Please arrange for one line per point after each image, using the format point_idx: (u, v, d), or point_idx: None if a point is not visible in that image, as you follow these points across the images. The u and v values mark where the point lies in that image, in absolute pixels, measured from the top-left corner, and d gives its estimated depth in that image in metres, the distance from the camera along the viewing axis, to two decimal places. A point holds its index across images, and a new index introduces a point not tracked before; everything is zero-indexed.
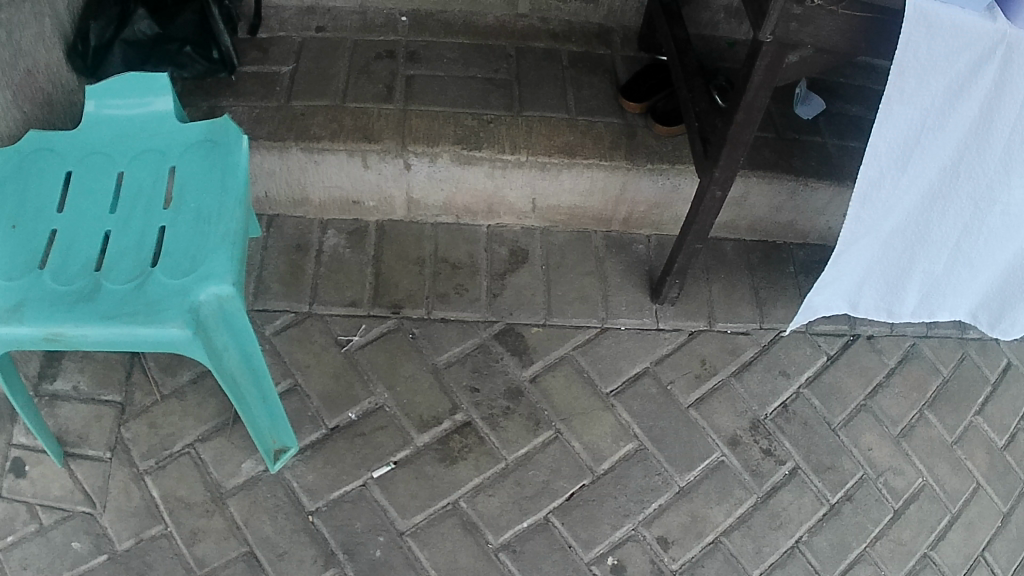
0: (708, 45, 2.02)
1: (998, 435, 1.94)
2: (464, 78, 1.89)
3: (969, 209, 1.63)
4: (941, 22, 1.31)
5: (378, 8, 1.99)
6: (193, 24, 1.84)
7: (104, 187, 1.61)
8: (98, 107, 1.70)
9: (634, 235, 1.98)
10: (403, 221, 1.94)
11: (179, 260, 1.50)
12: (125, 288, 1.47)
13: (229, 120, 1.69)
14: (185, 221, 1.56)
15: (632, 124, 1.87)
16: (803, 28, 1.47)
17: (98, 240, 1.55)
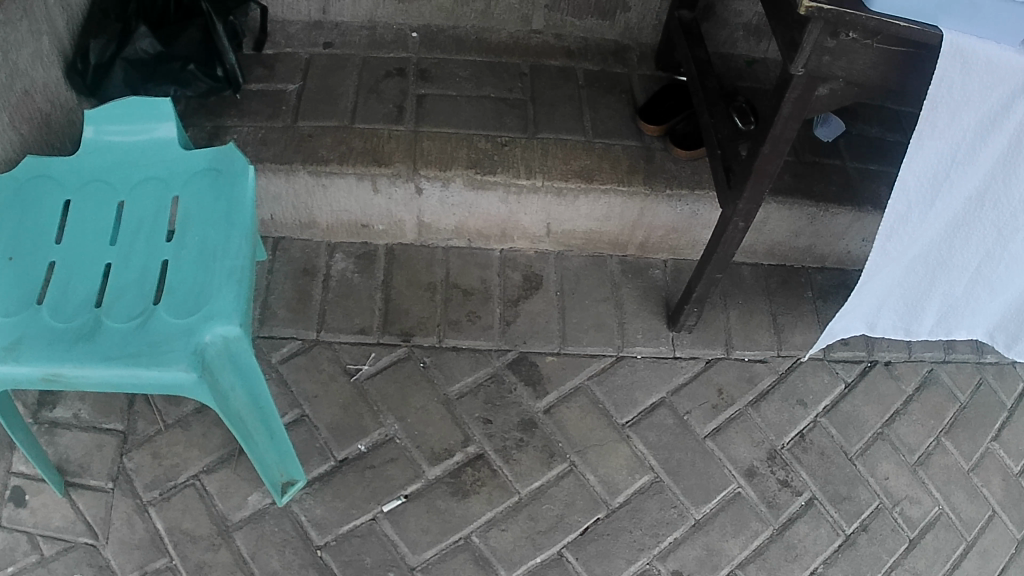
0: (726, 64, 1.99)
1: (1014, 461, 1.91)
2: (477, 97, 1.84)
3: (994, 233, 1.57)
4: (975, 56, 1.25)
5: (387, 23, 1.93)
6: (197, 43, 1.78)
7: (104, 219, 1.57)
8: (96, 133, 1.64)
9: (650, 260, 1.93)
10: (413, 245, 1.88)
11: (183, 299, 1.46)
12: (127, 326, 1.42)
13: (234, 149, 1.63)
14: (189, 257, 1.52)
15: (650, 146, 1.84)
16: (836, 61, 1.42)
17: (99, 275, 1.51)
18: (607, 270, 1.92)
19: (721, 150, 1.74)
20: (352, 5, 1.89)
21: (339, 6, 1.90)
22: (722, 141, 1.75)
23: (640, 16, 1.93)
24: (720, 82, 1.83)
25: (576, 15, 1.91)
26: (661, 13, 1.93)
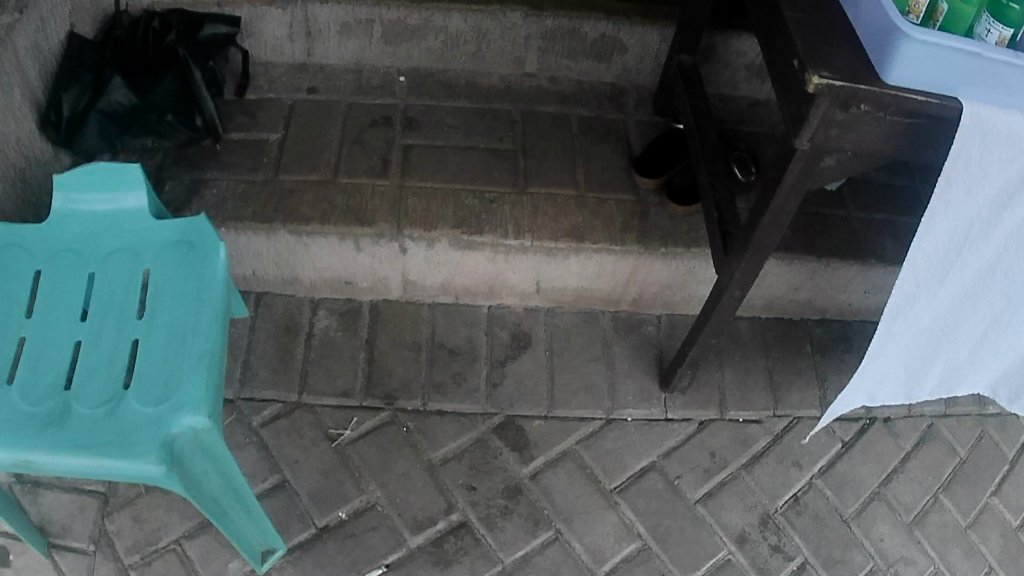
0: (728, 106, 1.91)
1: (1013, 515, 1.85)
2: (465, 148, 1.76)
3: (1003, 304, 1.50)
4: (996, 129, 1.17)
5: (374, 66, 1.87)
6: (173, 92, 1.74)
7: (75, 294, 1.52)
8: (66, 202, 1.60)
9: (643, 316, 1.86)
10: (399, 301, 1.83)
11: (154, 384, 1.40)
12: (94, 411, 1.37)
13: (206, 221, 1.59)
14: (159, 337, 1.47)
15: (645, 201, 1.76)
16: (844, 134, 1.32)
17: (69, 354, 1.46)
18: (599, 327, 1.85)
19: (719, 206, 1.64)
20: (337, 47, 1.84)
21: (325, 49, 1.84)
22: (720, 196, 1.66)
23: (637, 58, 1.86)
24: (720, 131, 1.74)
25: (572, 56, 1.84)
26: (660, 55, 1.85)
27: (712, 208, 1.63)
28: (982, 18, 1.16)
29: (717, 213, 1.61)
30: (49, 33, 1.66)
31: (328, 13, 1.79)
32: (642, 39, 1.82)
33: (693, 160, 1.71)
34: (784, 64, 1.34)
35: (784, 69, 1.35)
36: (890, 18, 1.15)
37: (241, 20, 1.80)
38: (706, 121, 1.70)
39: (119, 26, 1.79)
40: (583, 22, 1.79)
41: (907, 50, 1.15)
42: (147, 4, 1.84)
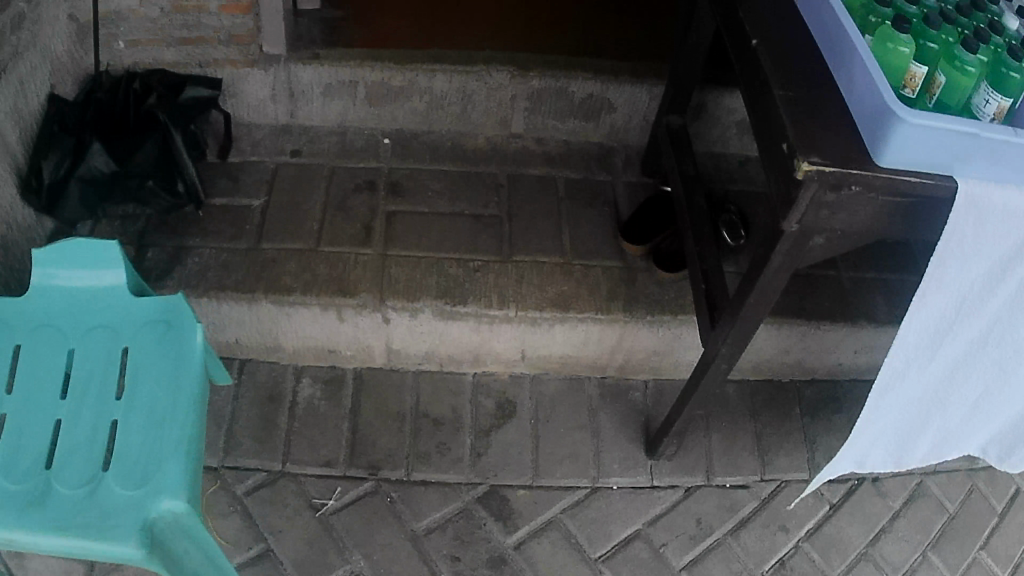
0: (718, 164, 1.88)
1: (1001, 567, 1.83)
2: (450, 214, 1.74)
3: (994, 371, 1.49)
4: (992, 204, 1.21)
5: (359, 128, 1.86)
6: (154, 158, 1.71)
7: (54, 375, 1.49)
8: (45, 277, 1.56)
9: (630, 381, 1.84)
10: (383, 369, 1.81)
11: (134, 465, 1.37)
12: (72, 492, 1.33)
13: (185, 300, 1.55)
14: (139, 419, 1.43)
15: (632, 266, 1.73)
16: (834, 216, 1.28)
17: (48, 435, 1.42)
18: (585, 393, 1.83)
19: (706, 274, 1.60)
20: (320, 108, 1.84)
21: (308, 110, 1.84)
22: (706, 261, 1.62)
23: (625, 117, 1.83)
24: (709, 193, 1.70)
25: (558, 116, 1.82)
26: (649, 113, 1.82)
27: (699, 278, 1.59)
28: (981, 90, 1.27)
29: (705, 284, 1.57)
30: (29, 97, 1.64)
31: (311, 74, 1.77)
32: (631, 98, 1.79)
33: (681, 224, 1.68)
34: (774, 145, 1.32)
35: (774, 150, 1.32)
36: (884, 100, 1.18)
37: (222, 81, 1.80)
38: (695, 184, 1.67)
39: (99, 87, 1.76)
40: (570, 81, 1.76)
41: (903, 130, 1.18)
42: (128, 64, 1.82)
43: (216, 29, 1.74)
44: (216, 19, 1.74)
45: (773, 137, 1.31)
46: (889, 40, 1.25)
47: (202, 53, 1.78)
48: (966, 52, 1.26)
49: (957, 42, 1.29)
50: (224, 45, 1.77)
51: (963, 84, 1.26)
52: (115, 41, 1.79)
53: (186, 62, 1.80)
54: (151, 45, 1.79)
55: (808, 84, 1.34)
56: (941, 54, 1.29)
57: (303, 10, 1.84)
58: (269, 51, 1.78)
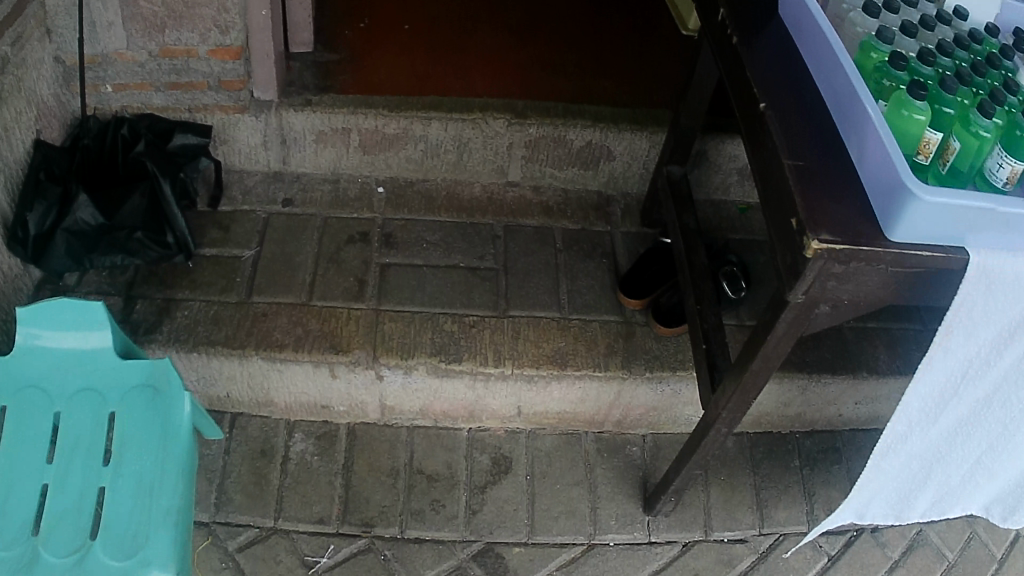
0: (717, 213, 1.84)
1: None
2: (445, 267, 1.70)
3: (995, 433, 1.46)
4: (1004, 275, 1.21)
5: (352, 176, 1.82)
6: (142, 209, 1.67)
7: (39, 439, 1.42)
8: (28, 337, 1.48)
9: (628, 437, 1.80)
10: (376, 425, 1.77)
11: (122, 535, 1.31)
12: (59, 563, 1.28)
13: (172, 362, 1.49)
14: (127, 487, 1.37)
15: (630, 321, 1.69)
16: (842, 285, 1.25)
17: (33, 501, 1.36)
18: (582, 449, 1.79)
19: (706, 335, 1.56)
20: (313, 155, 1.80)
21: (300, 157, 1.81)
22: (705, 319, 1.58)
23: (625, 165, 1.78)
24: (710, 246, 1.66)
25: (557, 165, 1.77)
26: (648, 162, 1.78)
27: (699, 341, 1.56)
28: (996, 153, 1.25)
29: (705, 346, 1.53)
30: (15, 144, 1.60)
31: (303, 121, 1.73)
32: (630, 145, 1.74)
33: (681, 281, 1.63)
34: (781, 212, 1.28)
35: (781, 218, 1.28)
36: (896, 173, 1.16)
37: (212, 129, 1.77)
38: (696, 240, 1.63)
39: (85, 133, 1.72)
40: (568, 129, 1.71)
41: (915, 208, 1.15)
42: (116, 108, 1.77)
43: (206, 75, 1.73)
44: (205, 65, 1.72)
45: (780, 205, 1.27)
46: (904, 108, 1.22)
47: (191, 98, 1.75)
48: (983, 117, 1.24)
49: (972, 107, 1.27)
50: (213, 91, 1.74)
51: (976, 149, 1.25)
52: (102, 84, 1.73)
53: (176, 107, 1.76)
54: (139, 90, 1.75)
55: (816, 145, 1.30)
56: (955, 118, 1.26)
57: (295, 55, 1.80)
58: (260, 98, 1.75)
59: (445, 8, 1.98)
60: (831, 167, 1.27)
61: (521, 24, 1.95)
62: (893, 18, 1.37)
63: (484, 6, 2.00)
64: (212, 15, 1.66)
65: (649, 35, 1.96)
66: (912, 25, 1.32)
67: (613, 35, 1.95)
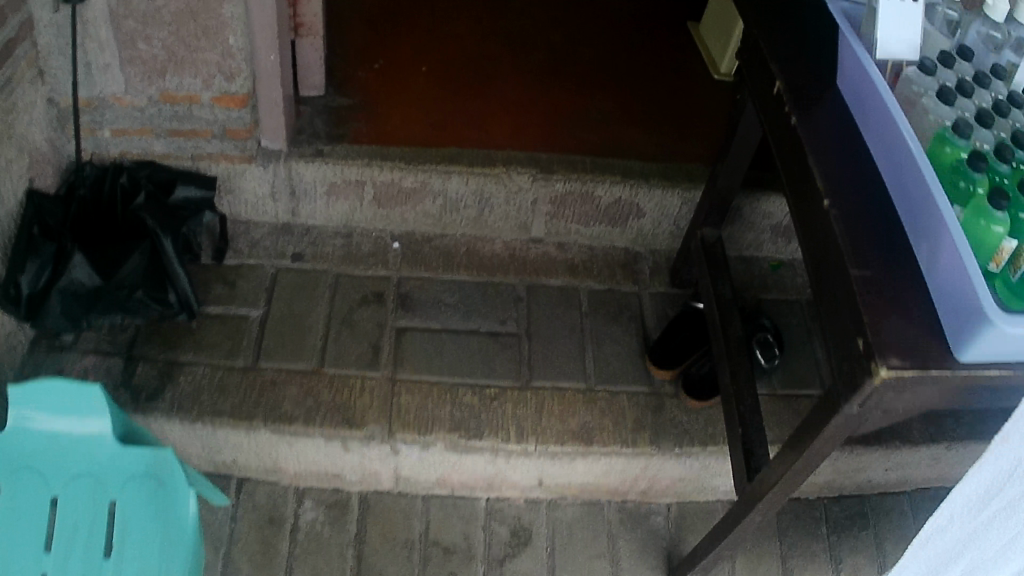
0: (749, 270, 1.75)
1: None
2: (464, 332, 1.61)
3: None
4: None
5: (366, 230, 1.73)
6: (142, 269, 1.57)
7: (26, 532, 1.21)
8: (18, 422, 1.25)
9: (652, 504, 1.70)
10: (390, 493, 1.67)
11: None
12: None
13: (176, 452, 1.25)
14: None
15: (660, 391, 1.60)
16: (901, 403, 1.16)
17: None
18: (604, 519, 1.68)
19: (741, 415, 1.47)
20: (324, 208, 1.70)
21: (311, 208, 1.71)
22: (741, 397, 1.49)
23: (654, 222, 1.69)
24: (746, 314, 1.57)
25: (584, 222, 1.68)
26: (679, 220, 1.69)
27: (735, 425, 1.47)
28: None
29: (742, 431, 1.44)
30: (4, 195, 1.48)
31: (313, 172, 1.63)
32: (660, 202, 1.64)
33: (715, 353, 1.54)
34: (839, 318, 1.18)
35: (839, 327, 1.18)
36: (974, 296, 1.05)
37: (217, 179, 1.68)
38: (732, 312, 1.53)
39: (82, 182, 1.62)
40: (597, 185, 1.61)
41: (994, 334, 1.04)
42: (115, 154, 1.67)
43: (210, 123, 1.63)
44: (209, 112, 1.62)
45: (839, 315, 1.17)
46: (983, 217, 1.13)
47: (194, 146, 1.65)
48: None
49: None
50: (218, 140, 1.64)
51: None
52: (99, 128, 1.64)
53: (178, 154, 1.66)
54: (139, 135, 1.64)
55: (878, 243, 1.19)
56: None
57: (305, 99, 1.70)
58: (268, 146, 1.65)
59: (466, 42, 1.87)
60: (895, 271, 1.15)
61: (544, 63, 1.85)
62: (967, 103, 1.24)
63: (506, 43, 1.89)
64: (216, 60, 1.56)
65: (682, 78, 1.85)
66: (990, 115, 1.20)
67: (641, 78, 1.84)
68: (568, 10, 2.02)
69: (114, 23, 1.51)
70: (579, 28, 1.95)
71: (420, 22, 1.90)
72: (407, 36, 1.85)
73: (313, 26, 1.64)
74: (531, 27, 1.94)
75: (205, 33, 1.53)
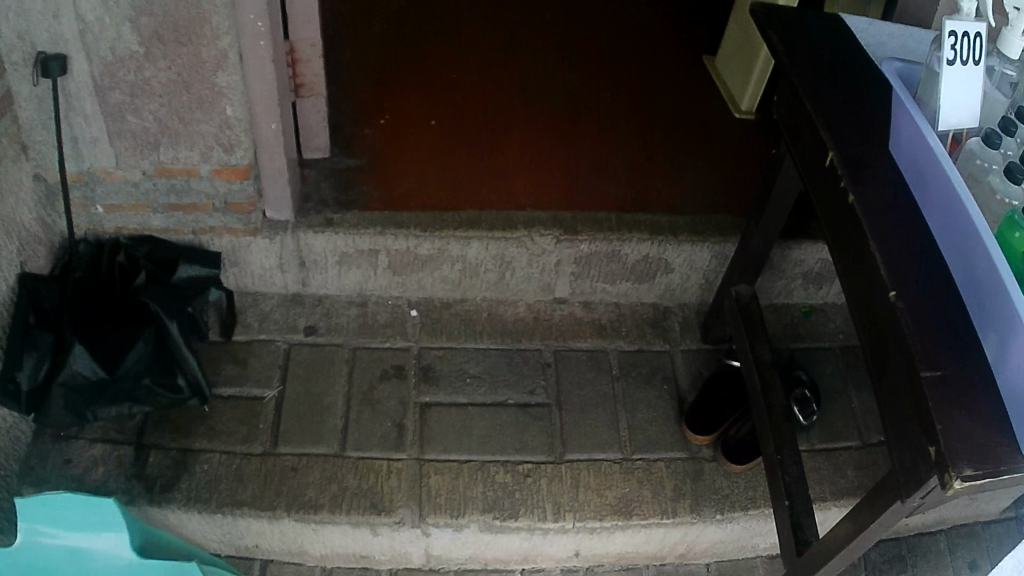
0: (781, 318, 1.70)
1: None
2: (493, 405, 1.54)
3: None
4: None
5: (381, 298, 1.66)
6: (148, 357, 1.48)
7: None
8: None
9: (691, 565, 1.63)
10: (421, 569, 1.59)
11: None
12: None
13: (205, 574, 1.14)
14: None
15: (697, 456, 1.53)
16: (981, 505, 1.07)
17: None
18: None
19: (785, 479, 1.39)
20: (336, 277, 1.62)
21: (322, 278, 1.63)
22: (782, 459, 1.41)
23: (682, 277, 1.62)
24: (782, 369, 1.50)
25: (609, 280, 1.61)
26: (707, 274, 1.63)
27: (781, 496, 1.39)
28: None
29: (788, 501, 1.37)
30: None
31: (324, 243, 1.54)
32: (689, 257, 1.58)
33: (755, 419, 1.47)
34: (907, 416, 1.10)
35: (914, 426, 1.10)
36: None
37: (221, 254, 1.60)
38: (772, 377, 1.47)
39: (77, 264, 1.53)
40: (624, 244, 1.54)
41: None
42: (110, 230, 1.58)
43: (210, 196, 1.53)
44: (209, 185, 1.52)
45: (905, 412, 1.08)
46: None
47: (194, 220, 1.56)
48: None
49: None
50: (220, 213, 1.55)
51: None
52: (92, 205, 1.54)
53: (178, 230, 1.57)
54: (135, 211, 1.55)
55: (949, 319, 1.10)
56: None
57: (309, 161, 1.62)
58: (273, 216, 1.56)
59: (478, 81, 1.77)
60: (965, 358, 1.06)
61: (561, 104, 1.75)
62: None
63: (518, 83, 1.79)
64: (214, 131, 1.47)
65: (710, 120, 1.77)
66: None
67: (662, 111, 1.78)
68: (580, 41, 1.93)
69: (102, 98, 1.41)
70: (594, 62, 1.87)
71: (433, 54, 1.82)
72: (414, 77, 1.76)
73: (314, 86, 1.56)
74: (543, 64, 1.84)
75: (200, 104, 1.44)
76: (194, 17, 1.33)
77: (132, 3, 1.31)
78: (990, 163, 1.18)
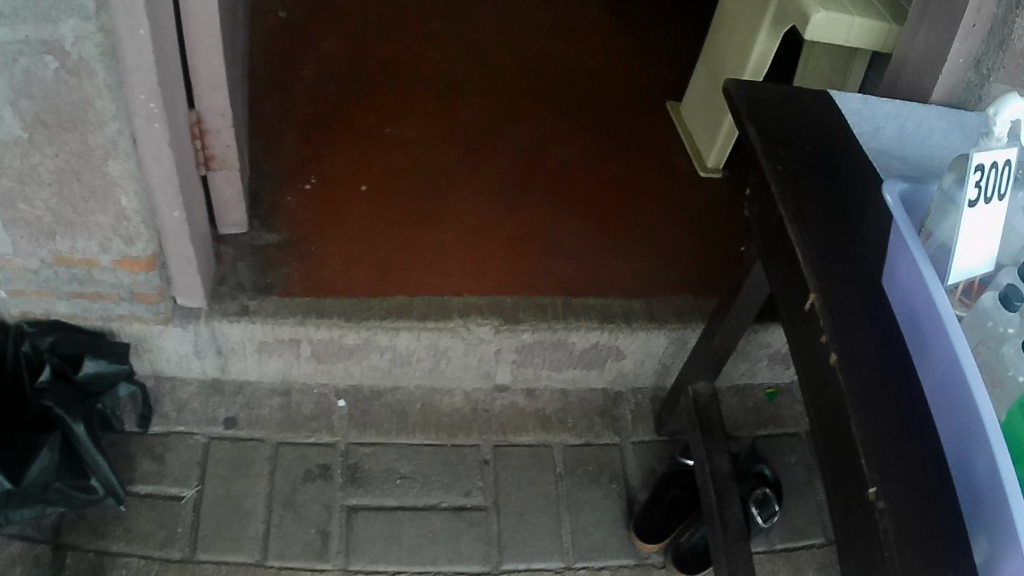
0: (743, 406, 1.61)
1: None
2: (424, 509, 1.43)
3: None
4: None
5: (306, 387, 1.55)
6: (55, 464, 1.29)
7: None
8: None
9: None
10: None
11: None
12: None
13: None
14: None
15: (646, 561, 1.43)
16: None
17: None
18: None
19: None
20: (257, 365, 1.51)
21: (241, 365, 1.51)
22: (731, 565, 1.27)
23: (637, 362, 1.50)
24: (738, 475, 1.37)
25: (557, 367, 1.50)
26: (662, 360, 1.51)
27: None
28: None
29: None
30: None
31: (239, 331, 1.41)
32: (644, 343, 1.45)
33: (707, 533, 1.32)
34: None
35: None
36: None
37: (131, 343, 1.47)
38: (729, 491, 1.31)
39: None
40: (570, 332, 1.41)
41: None
42: (14, 315, 1.41)
43: (117, 287, 1.37)
44: (113, 275, 1.35)
45: None
46: None
47: (101, 308, 1.40)
48: None
49: None
50: (129, 302, 1.39)
51: None
52: None
53: (84, 316, 1.41)
54: (39, 296, 1.38)
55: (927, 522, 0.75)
56: None
57: (225, 238, 1.49)
58: (184, 304, 1.41)
59: (427, 142, 1.68)
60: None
61: (512, 172, 1.67)
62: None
63: (473, 147, 1.70)
64: (110, 223, 1.28)
65: (669, 199, 1.67)
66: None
67: (619, 181, 1.69)
68: (538, 99, 1.83)
69: None
70: (554, 120, 1.79)
71: (383, 108, 1.73)
72: (348, 140, 1.66)
73: (226, 158, 1.40)
74: (498, 123, 1.76)
75: (92, 195, 1.24)
76: (75, 101, 1.14)
77: (9, 84, 1.11)
78: (1007, 328, 0.82)
